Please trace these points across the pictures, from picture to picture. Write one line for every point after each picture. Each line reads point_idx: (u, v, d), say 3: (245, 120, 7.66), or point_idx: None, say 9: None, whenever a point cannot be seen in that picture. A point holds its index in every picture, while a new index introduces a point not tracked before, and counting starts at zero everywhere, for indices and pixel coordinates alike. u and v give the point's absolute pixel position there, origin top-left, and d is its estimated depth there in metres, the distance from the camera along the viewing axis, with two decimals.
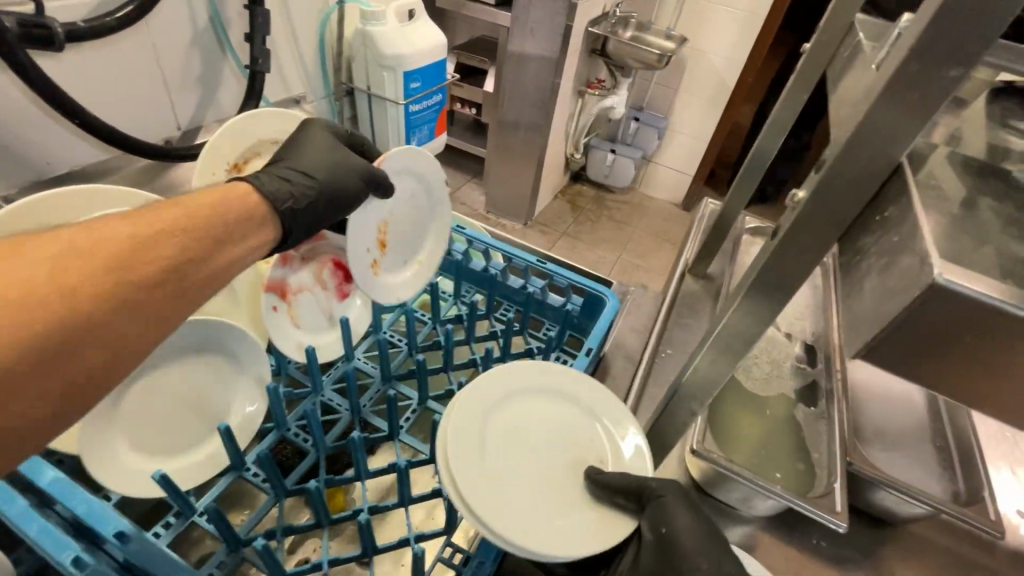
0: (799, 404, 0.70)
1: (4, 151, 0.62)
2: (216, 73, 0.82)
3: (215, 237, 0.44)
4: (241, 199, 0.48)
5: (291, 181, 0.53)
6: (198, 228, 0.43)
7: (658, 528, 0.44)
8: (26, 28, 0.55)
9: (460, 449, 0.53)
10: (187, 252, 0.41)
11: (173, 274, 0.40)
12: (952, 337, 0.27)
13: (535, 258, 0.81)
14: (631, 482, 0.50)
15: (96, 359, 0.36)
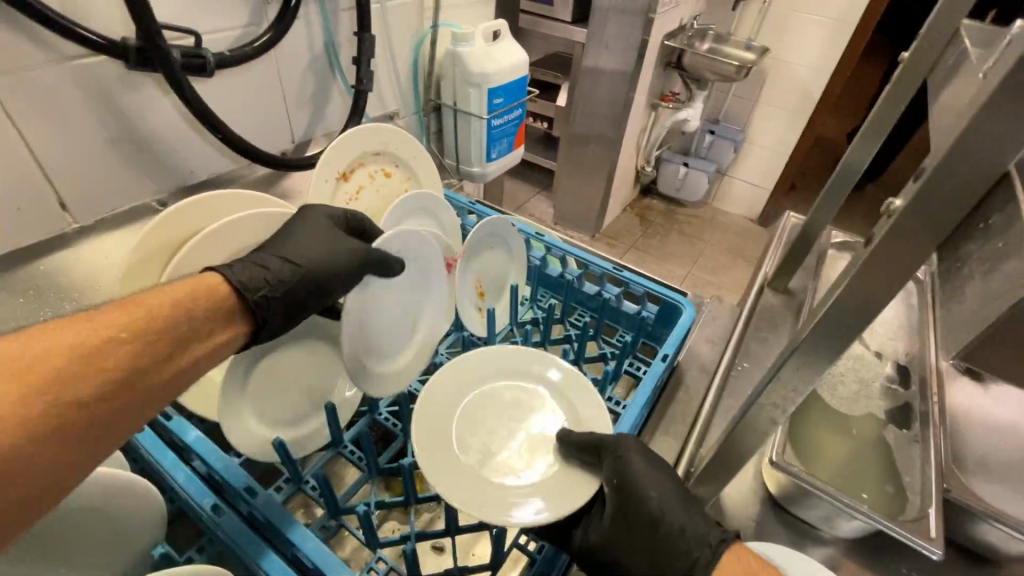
0: (889, 425, 0.67)
1: (161, 161, 0.74)
2: (326, 93, 0.92)
3: (174, 344, 0.45)
4: (212, 294, 0.49)
5: (263, 266, 0.53)
6: (163, 335, 0.44)
7: (615, 479, 0.53)
8: (187, 59, 0.65)
9: (422, 416, 0.61)
10: (161, 356, 0.44)
11: (164, 348, 0.44)
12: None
13: (611, 266, 0.83)
14: (595, 439, 0.57)
15: (59, 468, 0.37)
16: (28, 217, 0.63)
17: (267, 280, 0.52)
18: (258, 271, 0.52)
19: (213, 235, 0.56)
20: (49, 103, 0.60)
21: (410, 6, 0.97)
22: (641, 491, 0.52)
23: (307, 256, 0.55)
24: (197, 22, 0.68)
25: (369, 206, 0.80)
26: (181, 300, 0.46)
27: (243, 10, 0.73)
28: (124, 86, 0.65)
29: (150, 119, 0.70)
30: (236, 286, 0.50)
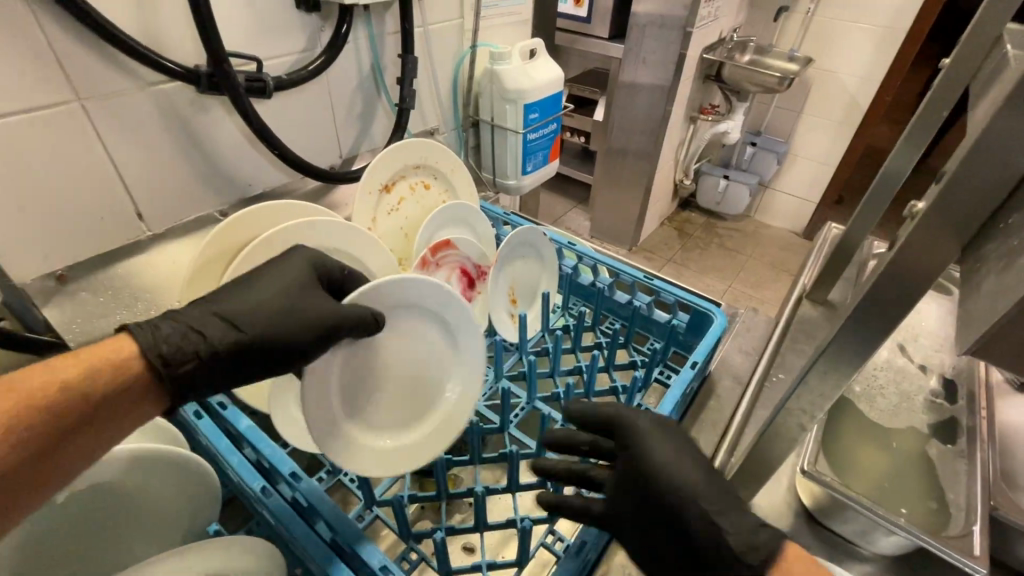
0: (932, 439, 0.65)
1: (224, 175, 0.81)
2: (372, 111, 0.98)
3: (68, 414, 0.43)
4: (117, 360, 0.47)
5: (190, 330, 0.49)
6: (60, 403, 0.43)
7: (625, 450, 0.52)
8: (249, 82, 0.72)
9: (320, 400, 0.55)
10: (40, 427, 0.42)
11: (53, 413, 0.43)
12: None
13: (642, 274, 0.84)
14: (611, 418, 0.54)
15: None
16: (110, 225, 0.70)
17: (189, 347, 0.48)
18: (185, 341, 0.48)
19: (271, 241, 0.61)
20: (132, 124, 0.67)
21: (450, 28, 1.03)
22: (659, 475, 0.49)
23: (267, 325, 0.51)
24: (259, 49, 0.75)
25: (410, 216, 0.85)
26: (101, 375, 0.45)
27: (300, 38, 0.79)
28: (195, 108, 0.73)
29: (216, 137, 0.77)
30: (165, 373, 0.47)
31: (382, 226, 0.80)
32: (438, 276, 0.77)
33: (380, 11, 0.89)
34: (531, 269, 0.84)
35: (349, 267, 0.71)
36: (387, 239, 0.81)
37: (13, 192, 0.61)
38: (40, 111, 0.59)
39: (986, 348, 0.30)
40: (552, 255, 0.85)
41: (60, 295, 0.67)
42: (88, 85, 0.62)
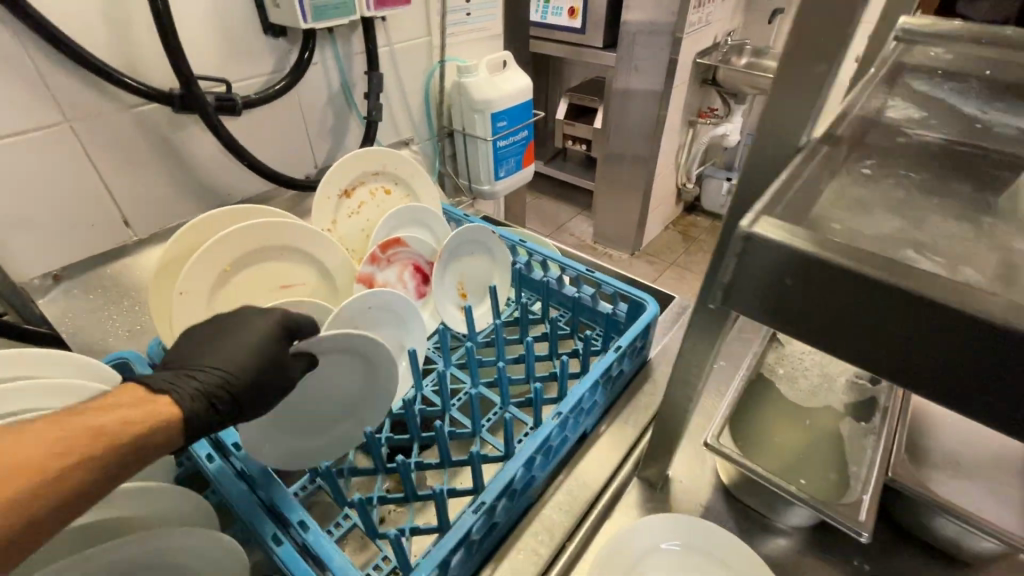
0: (846, 417, 0.67)
1: (204, 185, 0.90)
2: (344, 124, 1.06)
3: (129, 436, 0.40)
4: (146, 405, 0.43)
5: (189, 380, 0.48)
6: (117, 440, 0.39)
7: None
8: (220, 102, 0.81)
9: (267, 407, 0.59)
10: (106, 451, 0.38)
11: (110, 438, 0.39)
12: (802, 289, 0.32)
13: (585, 268, 0.88)
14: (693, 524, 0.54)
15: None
16: (100, 231, 0.80)
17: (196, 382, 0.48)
18: (185, 380, 0.48)
19: (226, 240, 0.68)
20: (115, 141, 0.77)
21: (418, 46, 1.11)
22: None
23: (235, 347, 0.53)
24: (229, 72, 0.84)
25: (371, 219, 0.92)
26: (131, 418, 0.40)
27: (268, 61, 0.88)
28: (173, 126, 0.82)
29: (195, 151, 0.86)
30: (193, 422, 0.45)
31: (342, 228, 0.88)
32: (389, 272, 0.84)
33: (346, 33, 0.98)
34: (480, 268, 0.90)
35: (301, 260, 0.78)
36: (347, 240, 0.89)
37: (12, 202, 0.71)
38: (34, 132, 0.69)
39: (746, 303, 0.35)
40: (503, 254, 0.90)
41: (55, 292, 0.77)
42: (75, 109, 0.71)
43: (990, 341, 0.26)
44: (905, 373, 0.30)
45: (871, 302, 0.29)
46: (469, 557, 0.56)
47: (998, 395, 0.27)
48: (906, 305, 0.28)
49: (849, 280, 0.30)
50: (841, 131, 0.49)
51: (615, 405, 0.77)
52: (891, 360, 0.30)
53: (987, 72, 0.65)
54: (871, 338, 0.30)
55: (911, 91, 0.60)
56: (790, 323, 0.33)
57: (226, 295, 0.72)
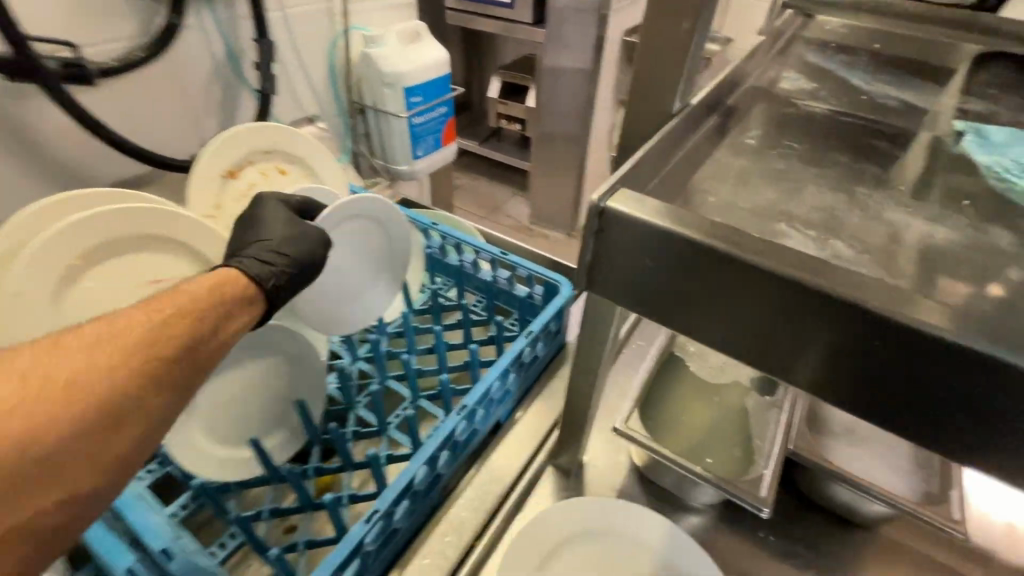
0: (752, 391, 0.68)
1: (58, 167, 0.78)
2: (234, 98, 0.96)
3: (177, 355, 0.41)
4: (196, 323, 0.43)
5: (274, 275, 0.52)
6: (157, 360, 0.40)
7: None
8: (66, 68, 0.69)
9: None
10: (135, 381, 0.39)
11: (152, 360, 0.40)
12: (661, 267, 0.34)
13: (499, 250, 0.84)
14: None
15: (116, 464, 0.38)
16: None
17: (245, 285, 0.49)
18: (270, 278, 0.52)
19: (72, 229, 0.59)
20: None
21: (317, 12, 1.01)
22: None
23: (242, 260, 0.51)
24: (78, 34, 0.73)
25: (264, 203, 0.83)
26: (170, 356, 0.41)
27: (128, 22, 0.77)
28: (7, 95, 0.69)
29: (42, 127, 0.74)
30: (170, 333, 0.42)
31: (229, 214, 0.79)
32: None
33: None
34: None
35: (175, 251, 0.69)
36: (235, 226, 0.79)
37: None
38: None
39: (609, 275, 0.36)
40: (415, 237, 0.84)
41: None
42: None
43: (811, 309, 0.31)
44: (747, 345, 0.34)
45: (725, 283, 0.33)
46: (366, 567, 0.51)
47: (816, 357, 0.32)
48: (748, 281, 0.32)
49: (703, 255, 0.32)
50: (732, 101, 0.47)
51: (531, 391, 0.74)
52: (738, 334, 0.34)
53: (876, 47, 0.66)
54: (721, 314, 0.34)
55: (806, 63, 0.59)
56: (659, 303, 0.35)
57: (79, 294, 0.62)
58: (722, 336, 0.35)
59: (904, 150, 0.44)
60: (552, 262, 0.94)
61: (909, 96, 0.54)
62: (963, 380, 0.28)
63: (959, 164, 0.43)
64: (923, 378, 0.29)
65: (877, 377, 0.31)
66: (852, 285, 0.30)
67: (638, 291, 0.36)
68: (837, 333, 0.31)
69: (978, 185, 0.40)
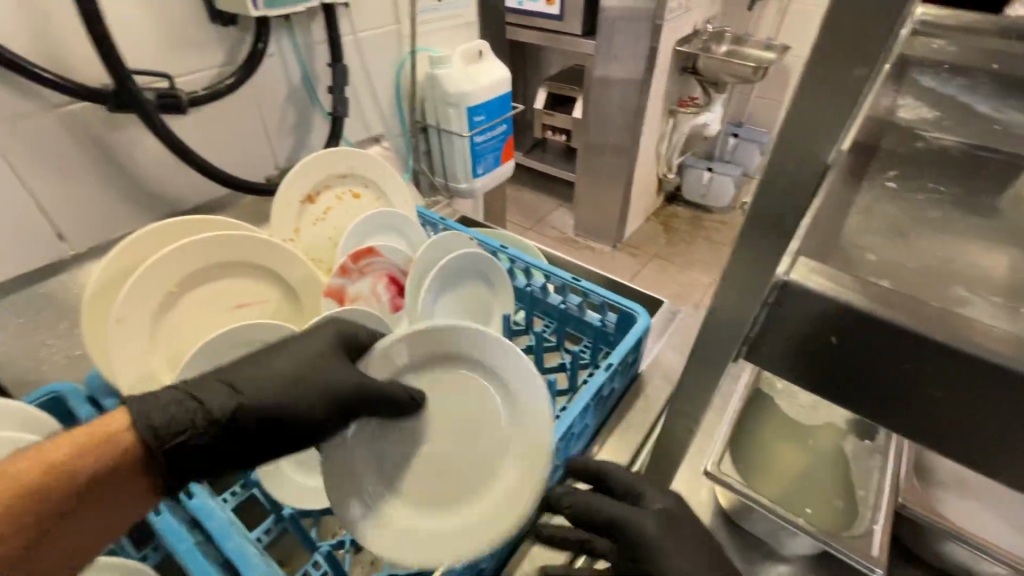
0: (849, 435, 0.63)
1: (148, 191, 0.81)
2: (307, 121, 0.98)
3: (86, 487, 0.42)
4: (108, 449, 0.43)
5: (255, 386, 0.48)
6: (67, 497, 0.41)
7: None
8: (162, 100, 0.72)
9: None
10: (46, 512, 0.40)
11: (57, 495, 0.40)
12: (852, 360, 0.28)
13: (571, 276, 0.81)
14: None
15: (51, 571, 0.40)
16: (29, 247, 0.71)
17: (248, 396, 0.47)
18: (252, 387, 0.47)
19: (170, 258, 0.61)
20: (42, 146, 0.68)
21: (386, 35, 1.02)
22: None
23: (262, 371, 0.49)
24: (172, 65, 0.76)
25: (338, 226, 0.84)
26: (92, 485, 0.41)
27: (216, 53, 0.79)
28: (108, 125, 0.73)
29: (137, 154, 0.77)
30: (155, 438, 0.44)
31: (307, 237, 0.80)
32: (362, 284, 0.76)
33: (305, 21, 0.89)
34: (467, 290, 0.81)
35: (261, 277, 0.71)
36: (312, 250, 0.81)
37: None
38: None
39: (784, 357, 0.31)
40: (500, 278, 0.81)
41: None
42: None
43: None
44: (983, 462, 0.26)
45: (941, 383, 0.26)
46: None
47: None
48: (971, 383, 0.25)
49: (908, 348, 0.26)
50: (857, 136, 0.44)
51: (606, 424, 0.72)
52: (959, 438, 0.26)
53: (994, 66, 0.61)
54: (940, 419, 0.26)
55: (921, 88, 0.55)
56: (850, 396, 0.29)
57: (174, 319, 0.64)
58: (949, 448, 0.27)
59: None
60: (621, 287, 0.91)
61: None
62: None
63: None
64: None
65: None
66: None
67: (826, 382, 0.30)
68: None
69: None
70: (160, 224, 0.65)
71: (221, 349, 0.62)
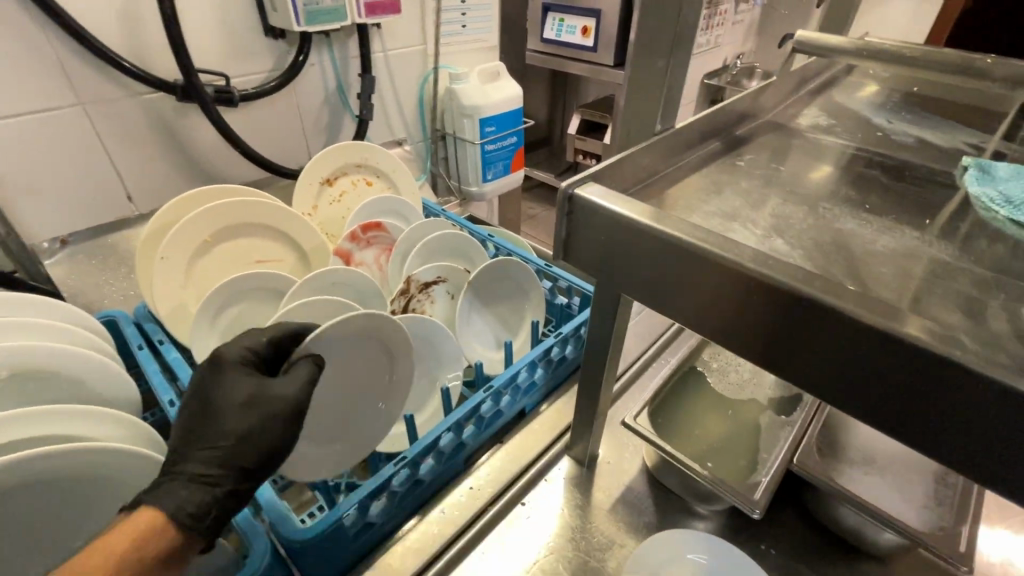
0: (769, 410, 0.70)
1: (202, 169, 0.98)
2: (339, 123, 1.14)
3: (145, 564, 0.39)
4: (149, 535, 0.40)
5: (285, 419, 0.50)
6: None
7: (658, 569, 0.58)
8: (219, 93, 0.89)
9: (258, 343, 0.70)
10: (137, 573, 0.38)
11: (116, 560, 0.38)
12: (676, 283, 0.36)
13: (544, 263, 0.92)
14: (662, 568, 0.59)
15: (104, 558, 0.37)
16: (106, 204, 0.89)
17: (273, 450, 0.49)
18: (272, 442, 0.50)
19: (208, 213, 0.76)
20: (125, 125, 0.86)
21: (413, 54, 1.19)
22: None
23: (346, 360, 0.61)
24: (231, 68, 0.93)
25: (351, 208, 0.99)
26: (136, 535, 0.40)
27: (266, 60, 0.97)
28: (177, 114, 0.91)
29: (197, 138, 0.95)
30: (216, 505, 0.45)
31: (323, 213, 0.95)
32: (366, 253, 0.89)
33: (343, 38, 1.06)
34: (490, 295, 0.82)
35: (279, 239, 0.85)
36: (327, 225, 0.96)
37: (31, 173, 0.81)
38: (53, 111, 0.79)
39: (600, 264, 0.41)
40: (481, 257, 0.92)
41: (61, 254, 0.86)
42: (91, 94, 0.81)
43: (757, 292, 0.32)
44: (769, 355, 0.34)
45: (687, 275, 0.35)
46: (391, 507, 0.60)
47: (788, 347, 0.33)
48: (781, 305, 0.32)
49: (668, 251, 0.35)
50: (737, 133, 0.54)
51: (559, 388, 0.81)
52: (726, 331, 0.35)
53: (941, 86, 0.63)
54: (693, 302, 0.36)
55: (833, 105, 0.64)
56: (642, 290, 0.39)
57: (205, 264, 0.79)
58: (796, 373, 0.33)
59: (899, 182, 0.48)
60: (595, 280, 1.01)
61: (931, 137, 0.57)
62: (888, 353, 0.29)
63: (953, 195, 0.47)
64: (829, 346, 0.31)
65: (924, 401, 0.29)
66: (811, 279, 0.31)
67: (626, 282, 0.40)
68: (816, 331, 0.31)
69: (964, 216, 0.44)
70: (202, 189, 0.81)
71: (238, 290, 0.76)
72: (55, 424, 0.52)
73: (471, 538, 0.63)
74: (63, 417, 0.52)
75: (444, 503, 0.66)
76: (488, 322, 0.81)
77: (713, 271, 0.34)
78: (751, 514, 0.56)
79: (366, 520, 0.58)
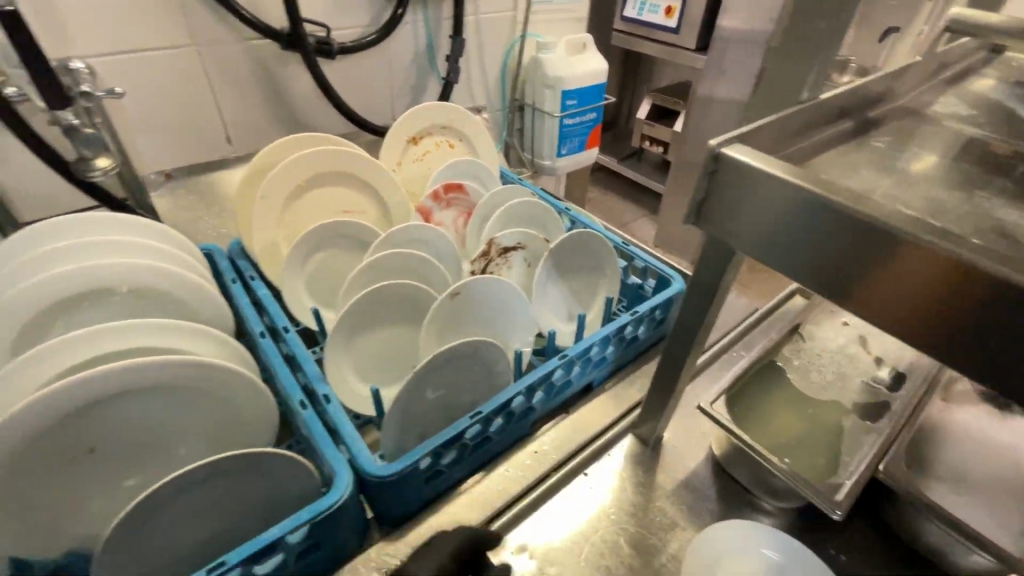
0: (852, 414, 0.67)
1: (295, 118, 1.01)
2: (424, 83, 1.15)
3: None
4: None
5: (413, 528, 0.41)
6: None
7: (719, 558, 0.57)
8: (320, 44, 0.91)
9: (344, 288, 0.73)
10: None
11: None
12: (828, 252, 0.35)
13: (621, 241, 0.91)
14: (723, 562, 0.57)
15: None
16: (207, 143, 0.94)
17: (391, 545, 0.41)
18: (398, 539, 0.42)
19: (304, 158, 0.79)
20: (231, 69, 0.90)
21: (503, 19, 1.18)
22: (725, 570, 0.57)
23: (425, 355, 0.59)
24: (331, 20, 0.95)
25: (432, 169, 1.00)
26: None
27: (365, 15, 0.98)
28: (278, 61, 0.94)
29: (293, 87, 0.98)
30: None
31: (406, 171, 0.97)
32: (446, 213, 0.91)
33: None
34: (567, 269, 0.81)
35: (364, 191, 0.87)
36: (408, 183, 0.98)
37: (146, 106, 0.85)
38: (171, 49, 0.83)
39: (737, 228, 0.41)
40: (558, 229, 0.92)
41: (164, 187, 0.91)
42: (205, 35, 0.85)
43: (917, 268, 0.31)
44: (922, 334, 0.32)
45: (843, 242, 0.34)
46: (462, 459, 0.62)
47: (951, 329, 0.31)
48: (946, 283, 0.30)
49: (823, 215, 0.34)
50: (869, 115, 0.51)
51: (627, 367, 0.80)
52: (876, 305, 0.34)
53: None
54: (846, 275, 0.34)
55: (973, 96, 0.58)
56: (778, 259, 0.38)
57: (297, 207, 0.82)
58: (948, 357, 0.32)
59: None
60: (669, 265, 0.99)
61: None
62: None
63: None
64: (998, 332, 0.29)
65: None
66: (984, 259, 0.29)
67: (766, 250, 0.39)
68: (983, 314, 0.29)
69: None
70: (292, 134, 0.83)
71: (326, 235, 0.79)
72: (137, 337, 0.54)
73: (535, 498, 0.64)
74: (144, 331, 0.54)
75: (510, 462, 0.67)
76: (562, 294, 0.81)
77: (875, 240, 0.32)
78: (832, 515, 0.54)
79: (437, 468, 0.60)
